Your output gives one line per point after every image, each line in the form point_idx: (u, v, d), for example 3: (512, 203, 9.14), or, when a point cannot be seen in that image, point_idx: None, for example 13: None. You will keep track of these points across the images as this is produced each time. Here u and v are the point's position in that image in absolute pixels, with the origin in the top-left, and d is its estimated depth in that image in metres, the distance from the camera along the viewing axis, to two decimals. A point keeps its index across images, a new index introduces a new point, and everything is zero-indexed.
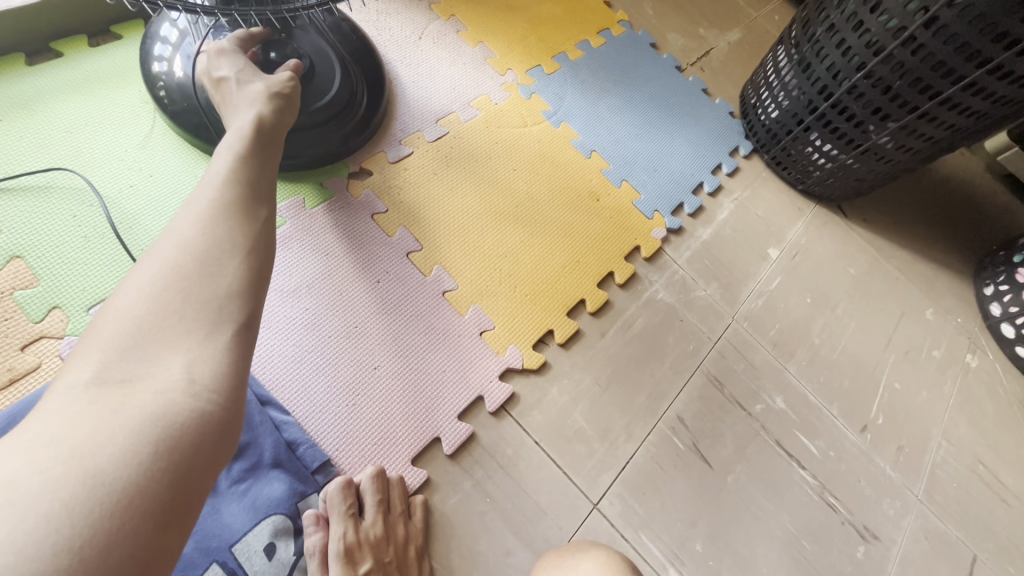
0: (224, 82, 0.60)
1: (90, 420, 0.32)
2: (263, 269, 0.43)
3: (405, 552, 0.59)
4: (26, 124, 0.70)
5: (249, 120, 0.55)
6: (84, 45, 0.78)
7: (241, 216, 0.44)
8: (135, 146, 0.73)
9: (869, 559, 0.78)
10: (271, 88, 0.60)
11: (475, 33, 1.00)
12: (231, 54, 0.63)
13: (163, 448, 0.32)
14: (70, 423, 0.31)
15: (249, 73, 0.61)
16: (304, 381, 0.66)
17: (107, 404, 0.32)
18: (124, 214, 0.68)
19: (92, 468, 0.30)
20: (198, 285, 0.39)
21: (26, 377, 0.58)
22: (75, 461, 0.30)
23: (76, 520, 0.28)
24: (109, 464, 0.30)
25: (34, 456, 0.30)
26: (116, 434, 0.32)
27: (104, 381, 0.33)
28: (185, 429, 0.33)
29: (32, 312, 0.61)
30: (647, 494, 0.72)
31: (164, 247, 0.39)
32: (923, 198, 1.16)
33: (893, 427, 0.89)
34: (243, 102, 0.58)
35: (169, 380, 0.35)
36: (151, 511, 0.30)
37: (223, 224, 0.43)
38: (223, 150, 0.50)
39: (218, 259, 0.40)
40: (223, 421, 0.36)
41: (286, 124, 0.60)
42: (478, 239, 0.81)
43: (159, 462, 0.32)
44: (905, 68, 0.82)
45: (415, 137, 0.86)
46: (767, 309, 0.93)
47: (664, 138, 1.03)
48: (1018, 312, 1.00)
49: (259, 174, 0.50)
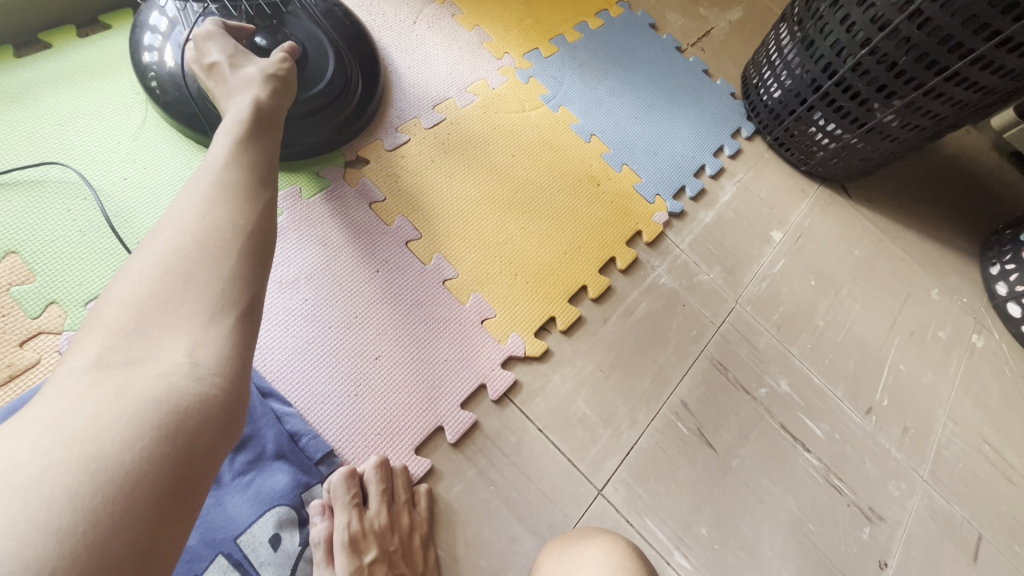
0: (216, 67, 0.59)
1: (91, 404, 0.31)
2: (265, 250, 0.42)
3: (410, 541, 0.59)
4: (17, 118, 0.69)
5: (246, 104, 0.54)
6: (73, 36, 0.76)
7: (242, 200, 0.43)
8: (128, 137, 0.72)
9: (874, 540, 0.78)
10: (266, 70, 0.59)
11: (471, 17, 0.98)
12: (219, 39, 0.62)
13: (166, 433, 0.32)
14: (73, 406, 0.31)
15: (240, 60, 0.60)
16: (305, 373, 0.66)
17: (110, 388, 0.32)
18: (118, 208, 0.67)
19: (95, 451, 0.30)
20: (200, 269, 0.38)
21: (26, 373, 0.58)
22: (78, 445, 0.29)
23: (79, 505, 0.28)
24: (112, 449, 0.30)
25: (36, 439, 0.29)
26: (120, 417, 0.31)
27: (105, 365, 0.33)
28: (188, 414, 0.33)
29: (29, 307, 0.60)
30: (652, 479, 0.72)
31: (163, 231, 0.39)
32: (928, 177, 1.14)
33: (898, 409, 0.89)
34: (238, 86, 0.57)
35: (171, 364, 0.34)
36: (154, 495, 0.30)
37: (224, 206, 0.42)
38: (222, 135, 0.49)
39: (219, 241, 0.40)
40: (225, 407, 0.35)
41: (285, 106, 0.59)
42: (478, 226, 0.80)
43: (162, 446, 0.31)
44: (911, 43, 0.80)
45: (411, 124, 0.85)
46: (770, 292, 0.92)
47: (665, 120, 1.02)
48: None
49: (259, 158, 0.49)
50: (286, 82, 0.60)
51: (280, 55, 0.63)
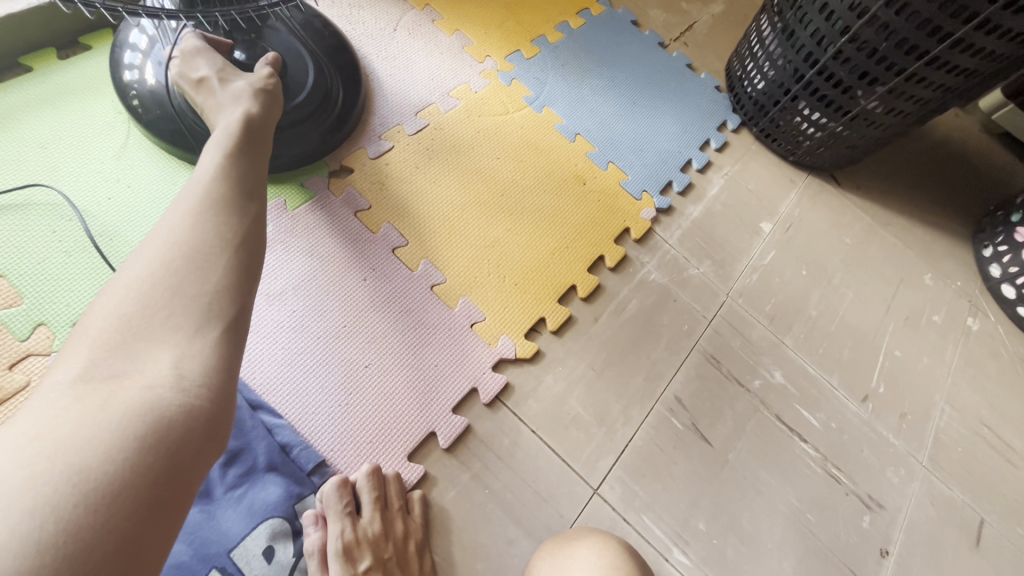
0: (205, 82, 0.59)
1: (74, 417, 0.31)
2: (253, 261, 0.43)
3: (405, 547, 0.59)
4: (1, 142, 0.69)
5: (234, 120, 0.54)
6: (54, 59, 0.77)
7: (233, 213, 0.44)
8: (111, 156, 0.72)
9: (875, 528, 0.77)
10: (254, 85, 0.60)
11: (451, 22, 0.98)
12: (205, 54, 0.61)
13: (151, 442, 0.32)
14: (58, 419, 0.31)
15: (229, 74, 0.60)
16: (296, 384, 0.66)
17: (94, 400, 0.32)
18: (103, 227, 0.68)
19: (77, 463, 0.30)
20: (188, 280, 0.38)
21: (16, 396, 0.58)
22: (61, 456, 0.30)
23: (60, 516, 0.28)
24: (95, 459, 0.30)
25: (19, 451, 0.29)
26: (103, 429, 0.31)
27: (91, 378, 0.33)
28: (172, 424, 0.33)
29: (17, 330, 0.60)
30: (648, 476, 0.72)
31: (151, 244, 0.39)
32: (919, 162, 1.14)
33: (894, 395, 0.89)
34: (228, 100, 0.57)
35: (156, 375, 0.34)
36: (137, 505, 0.30)
37: (212, 219, 0.42)
38: (208, 150, 0.49)
39: (204, 253, 0.40)
40: (212, 415, 0.35)
41: (274, 119, 0.59)
42: (464, 231, 0.80)
43: (145, 456, 0.31)
44: (891, 29, 0.80)
45: (394, 131, 0.85)
46: (762, 284, 0.92)
47: (650, 116, 1.02)
48: (1018, 273, 0.99)
49: (247, 170, 0.49)
50: (273, 95, 0.61)
51: (266, 68, 0.63)
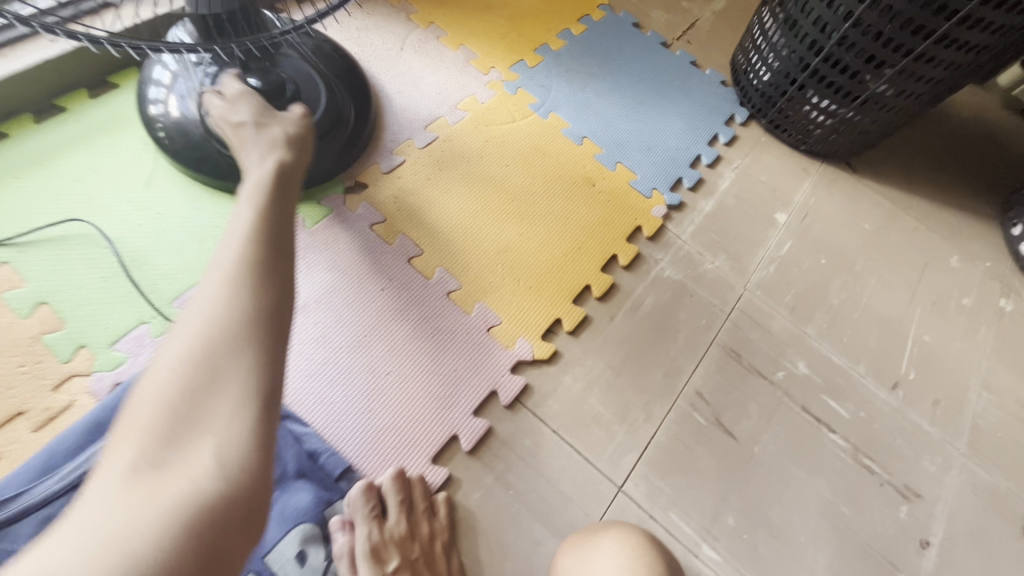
0: (240, 127, 0.60)
1: (126, 505, 0.30)
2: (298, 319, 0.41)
3: (432, 547, 0.61)
4: (42, 179, 0.74)
5: (265, 171, 0.53)
6: (85, 98, 0.82)
7: (270, 264, 0.41)
8: (141, 186, 0.76)
9: (914, 519, 0.75)
10: (286, 130, 0.60)
11: (456, 37, 1.01)
12: (243, 99, 0.62)
13: (198, 530, 0.30)
14: (109, 509, 0.29)
15: (264, 117, 0.61)
16: (321, 393, 0.68)
17: (145, 486, 0.30)
18: (136, 253, 0.71)
19: (127, 555, 0.28)
20: (232, 353, 0.36)
21: (62, 415, 0.61)
22: (112, 548, 0.28)
23: None
24: (144, 550, 0.29)
25: (69, 545, 0.28)
26: (153, 519, 0.29)
27: (140, 464, 0.31)
28: (214, 509, 0.31)
29: (61, 353, 0.64)
30: (674, 473, 0.72)
31: None
32: (937, 143, 1.12)
33: (926, 381, 0.87)
34: (262, 145, 0.57)
35: (200, 462, 0.32)
36: None
37: (251, 287, 0.38)
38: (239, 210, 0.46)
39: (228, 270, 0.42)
40: (254, 499, 0.33)
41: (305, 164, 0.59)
42: (477, 238, 0.82)
43: (188, 550, 0.30)
44: (894, 11, 0.80)
45: (405, 145, 0.87)
46: (780, 275, 0.91)
47: (656, 115, 1.03)
48: None
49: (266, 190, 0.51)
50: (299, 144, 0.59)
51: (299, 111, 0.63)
